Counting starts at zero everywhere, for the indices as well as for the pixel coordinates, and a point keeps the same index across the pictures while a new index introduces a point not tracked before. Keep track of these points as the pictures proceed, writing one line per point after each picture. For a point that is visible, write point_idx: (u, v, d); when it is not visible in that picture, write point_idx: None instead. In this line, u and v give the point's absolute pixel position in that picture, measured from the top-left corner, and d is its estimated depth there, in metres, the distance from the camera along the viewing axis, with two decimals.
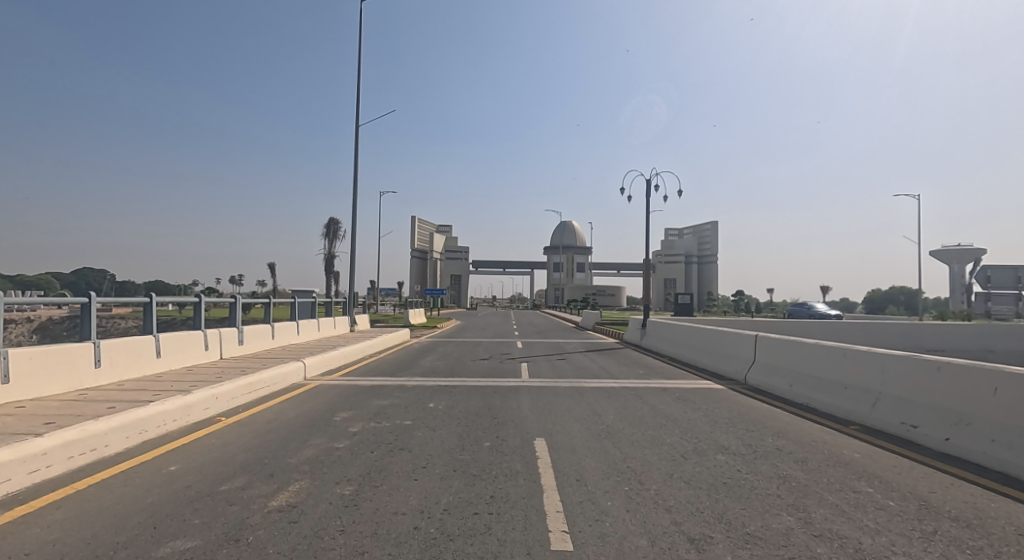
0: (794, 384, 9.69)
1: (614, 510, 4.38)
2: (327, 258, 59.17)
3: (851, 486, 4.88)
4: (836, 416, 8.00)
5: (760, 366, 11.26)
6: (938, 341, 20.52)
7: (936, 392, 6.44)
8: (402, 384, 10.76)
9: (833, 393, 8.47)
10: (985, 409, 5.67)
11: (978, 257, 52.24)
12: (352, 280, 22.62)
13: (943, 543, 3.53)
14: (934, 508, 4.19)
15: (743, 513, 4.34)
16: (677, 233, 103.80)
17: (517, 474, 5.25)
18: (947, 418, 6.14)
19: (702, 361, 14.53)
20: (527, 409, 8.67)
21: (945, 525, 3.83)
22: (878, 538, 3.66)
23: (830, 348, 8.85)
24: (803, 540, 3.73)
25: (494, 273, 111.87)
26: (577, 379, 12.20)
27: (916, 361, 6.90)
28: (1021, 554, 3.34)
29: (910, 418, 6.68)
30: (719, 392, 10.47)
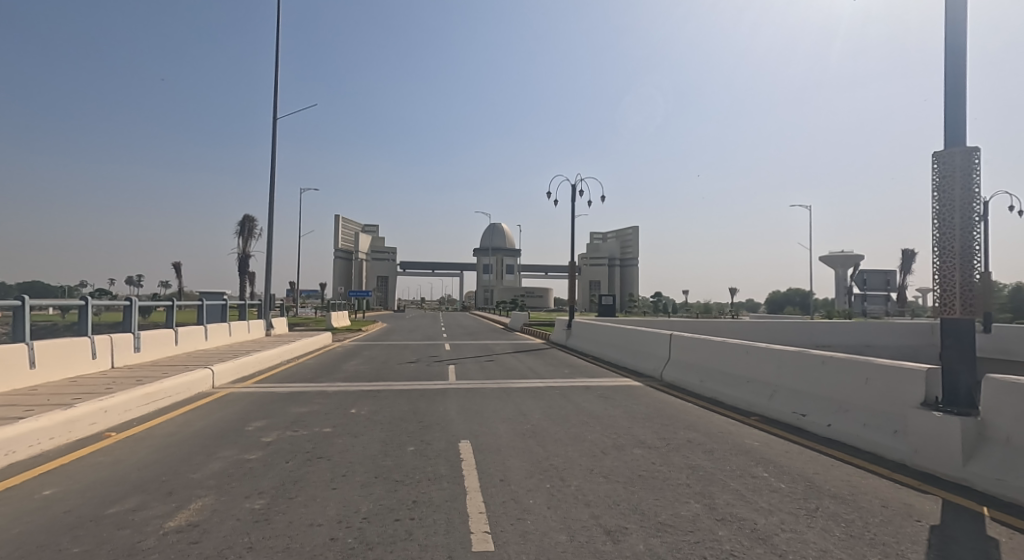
0: (704, 379, 10.33)
1: (536, 507, 4.48)
2: (241, 258, 56.11)
3: (750, 472, 5.29)
4: (740, 408, 8.62)
5: (675, 363, 11.90)
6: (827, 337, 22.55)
7: (821, 383, 7.10)
8: (321, 390, 10.35)
9: (738, 386, 9.13)
10: (860, 397, 6.34)
11: (864, 262, 58.03)
12: (267, 282, 21.48)
13: (823, 518, 3.91)
14: (818, 488, 4.64)
15: (656, 503, 4.58)
16: (602, 237, 107.68)
17: (441, 476, 5.25)
18: (830, 406, 6.81)
19: (623, 359, 15.14)
20: (454, 411, 8.65)
21: (826, 502, 4.25)
22: (771, 517, 4.00)
23: (737, 345, 9.49)
24: (708, 524, 4.01)
25: (421, 274, 110.50)
26: (505, 379, 12.30)
27: (806, 356, 7.57)
28: (885, 524, 3.77)
29: (799, 407, 7.34)
30: (637, 389, 10.96)
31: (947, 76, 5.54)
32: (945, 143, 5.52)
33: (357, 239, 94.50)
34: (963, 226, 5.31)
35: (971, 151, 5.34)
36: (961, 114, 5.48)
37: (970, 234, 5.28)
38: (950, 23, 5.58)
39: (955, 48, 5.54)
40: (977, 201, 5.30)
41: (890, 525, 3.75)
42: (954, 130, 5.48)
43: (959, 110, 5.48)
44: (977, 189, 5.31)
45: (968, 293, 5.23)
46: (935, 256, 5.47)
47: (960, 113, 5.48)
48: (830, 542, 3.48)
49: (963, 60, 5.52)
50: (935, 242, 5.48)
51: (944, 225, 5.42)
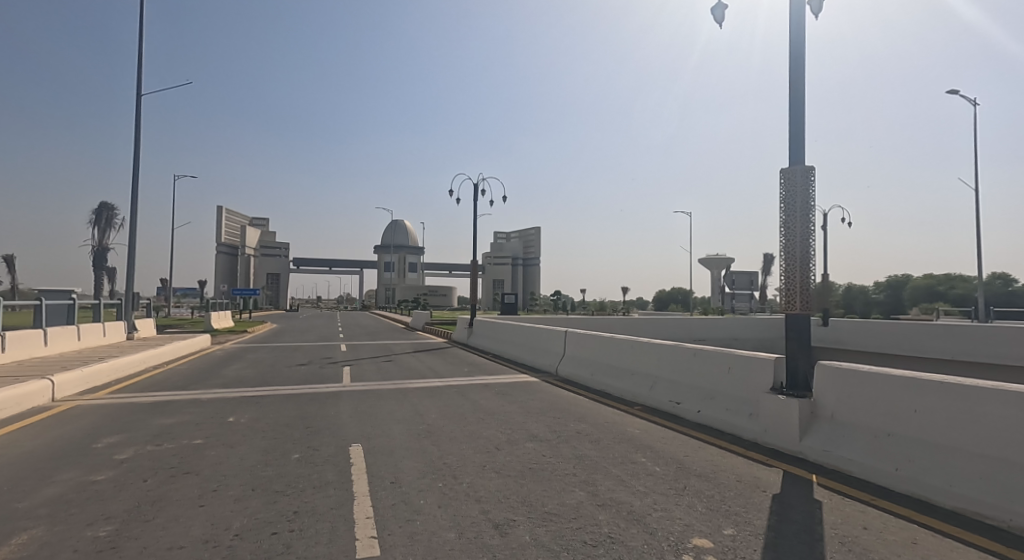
0: (595, 373, 10.83)
1: (427, 508, 4.43)
2: (98, 252, 49.68)
3: (630, 458, 5.64)
4: (625, 399, 9.14)
5: (569, 358, 12.36)
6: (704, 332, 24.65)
7: (693, 373, 7.74)
8: (193, 398, 9.46)
9: (623, 378, 9.68)
10: (724, 384, 6.99)
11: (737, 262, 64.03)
12: (129, 279, 19.22)
13: (690, 495, 4.27)
14: (686, 468, 5.06)
15: (543, 493, 4.72)
16: (504, 236, 109.27)
17: (327, 483, 5.02)
18: (700, 394, 7.44)
19: (521, 356, 15.45)
20: (345, 414, 8.31)
21: (692, 480, 4.65)
22: (645, 499, 4.30)
23: (623, 340, 10.06)
24: (590, 510, 4.21)
25: (313, 271, 104.98)
26: (401, 380, 12.04)
27: (681, 349, 8.19)
28: (738, 496, 4.20)
29: (675, 396, 7.93)
30: (532, 385, 11.24)
31: (792, 100, 6.27)
32: (790, 160, 6.26)
33: (240, 233, 87.54)
34: (803, 233, 6.07)
35: (808, 168, 6.10)
36: (803, 133, 6.24)
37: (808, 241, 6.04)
38: (794, 53, 6.33)
39: (798, 76, 6.30)
40: (814, 212, 6.09)
41: (742, 497, 4.18)
42: (797, 148, 6.23)
43: (801, 130, 6.23)
44: (813, 202, 6.10)
45: (807, 291, 5.99)
46: (782, 259, 6.19)
47: (802, 133, 6.24)
48: (693, 516, 3.80)
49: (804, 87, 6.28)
50: (782, 247, 6.21)
51: (788, 232, 6.16)
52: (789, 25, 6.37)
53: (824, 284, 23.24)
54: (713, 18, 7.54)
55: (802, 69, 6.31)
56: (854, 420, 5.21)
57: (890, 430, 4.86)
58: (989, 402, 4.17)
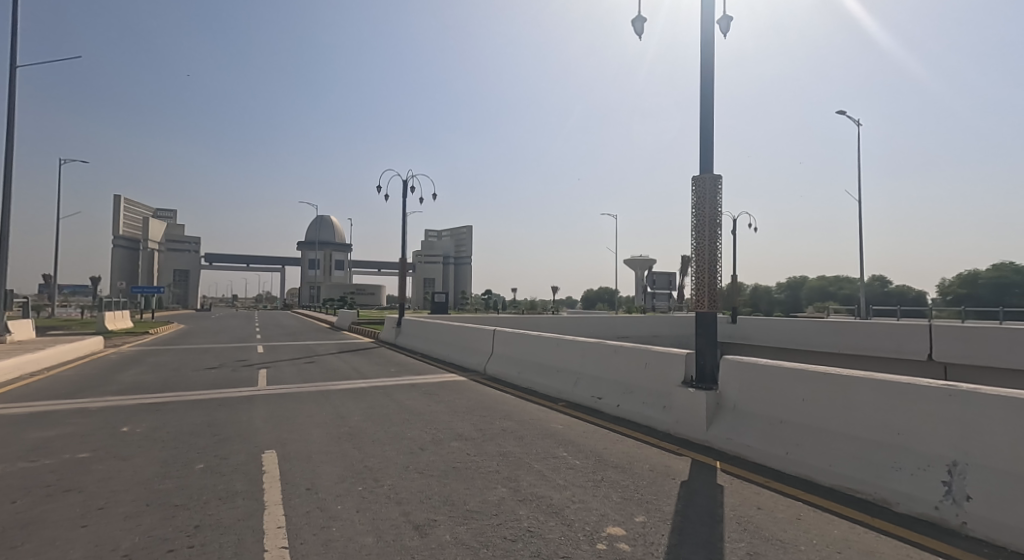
0: (522, 370, 10.95)
1: (344, 513, 4.29)
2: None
3: (552, 453, 5.76)
4: (551, 395, 9.32)
5: (497, 356, 12.42)
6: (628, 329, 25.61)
7: (614, 368, 8.01)
8: (82, 407, 8.61)
9: (549, 375, 9.86)
10: (642, 379, 7.29)
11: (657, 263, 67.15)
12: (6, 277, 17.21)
13: (607, 486, 4.42)
14: (604, 460, 5.24)
15: (466, 492, 4.72)
16: (434, 234, 108.17)
17: (235, 494, 4.74)
18: (619, 388, 7.73)
19: (449, 355, 15.34)
20: (259, 419, 7.88)
21: (609, 472, 4.82)
22: (565, 492, 4.40)
23: (549, 337, 10.23)
24: (511, 505, 4.25)
25: (227, 268, 98.81)
26: (322, 382, 11.59)
27: (603, 346, 8.45)
28: (651, 485, 4.40)
29: (597, 391, 8.18)
30: (459, 384, 11.19)
31: (702, 111, 6.66)
32: (701, 168, 6.64)
33: (143, 227, 80.76)
34: (711, 237, 6.47)
35: (717, 177, 6.51)
36: (712, 143, 6.64)
37: (716, 244, 6.45)
38: (704, 67, 6.72)
39: (707, 89, 6.69)
40: (721, 218, 6.51)
41: (655, 485, 4.39)
42: (707, 157, 6.62)
43: (711, 140, 6.62)
44: (720, 208, 6.51)
45: (714, 291, 6.38)
46: (692, 261, 6.56)
47: (712, 143, 6.64)
48: (608, 506, 3.95)
49: (713, 99, 6.68)
50: (692, 249, 6.59)
51: (698, 235, 6.54)
52: (700, 41, 6.76)
53: (735, 285, 24.82)
54: (633, 30, 7.87)
55: (712, 82, 6.71)
56: (753, 409, 5.64)
57: (783, 418, 5.33)
58: (864, 390, 4.71)
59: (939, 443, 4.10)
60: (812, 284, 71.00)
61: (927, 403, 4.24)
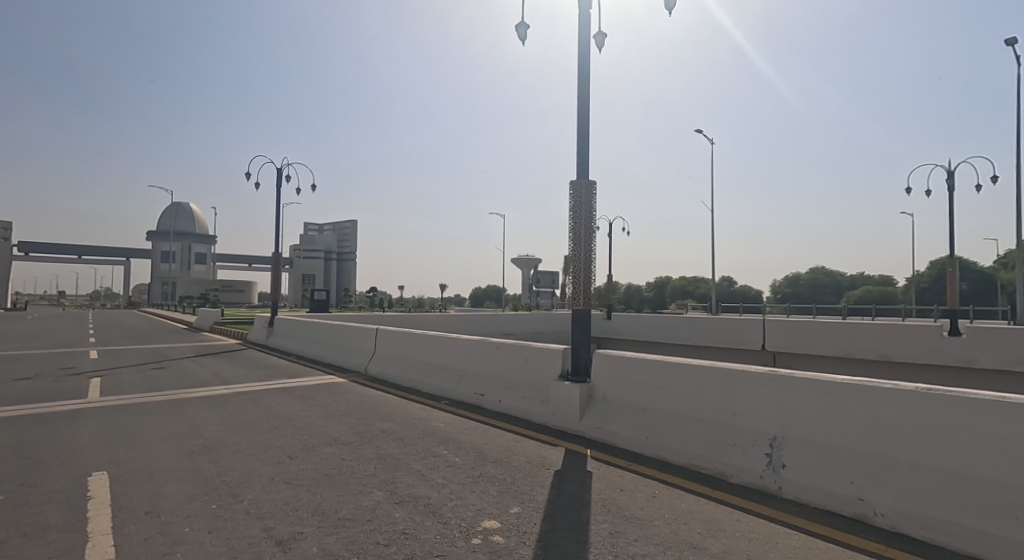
0: (405, 370, 10.69)
1: (192, 536, 3.87)
2: None
3: (432, 452, 5.70)
4: (434, 394, 9.21)
5: (379, 356, 12.01)
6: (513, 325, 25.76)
7: (496, 365, 8.11)
8: None
9: (432, 374, 9.73)
10: (523, 375, 7.47)
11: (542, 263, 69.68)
12: None
13: (485, 481, 4.46)
14: (484, 455, 5.29)
15: (337, 499, 4.49)
16: (314, 228, 102.18)
17: (52, 527, 4.07)
18: (501, 384, 7.84)
19: (328, 356, 14.55)
20: (92, 436, 6.87)
21: (488, 466, 4.87)
22: (443, 490, 4.37)
23: (433, 336, 10.09)
24: (386, 509, 4.12)
25: (59, 261, 85.26)
26: (176, 389, 10.41)
27: (485, 343, 8.52)
28: (527, 476, 4.52)
29: (480, 388, 8.23)
30: (337, 385, 10.65)
31: (580, 119, 6.98)
32: (578, 174, 6.95)
33: None
34: (586, 239, 6.82)
35: (592, 183, 6.87)
36: (588, 149, 6.98)
37: (590, 247, 6.81)
38: (581, 77, 7.06)
39: (584, 97, 7.03)
40: (595, 222, 6.88)
41: (531, 476, 4.51)
42: (583, 163, 6.95)
43: (587, 146, 6.97)
44: (594, 212, 6.88)
45: (589, 290, 6.74)
46: (569, 261, 6.86)
47: (587, 150, 6.99)
48: (483, 500, 4.00)
49: (588, 108, 7.03)
50: (569, 250, 6.89)
51: (575, 237, 6.85)
52: (577, 52, 7.08)
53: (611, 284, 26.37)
54: (517, 35, 8.05)
55: (587, 92, 7.06)
56: (619, 398, 6.05)
57: (643, 404, 5.78)
58: (709, 377, 5.26)
59: (765, 421, 4.74)
60: (677, 284, 77.75)
61: (756, 386, 4.86)
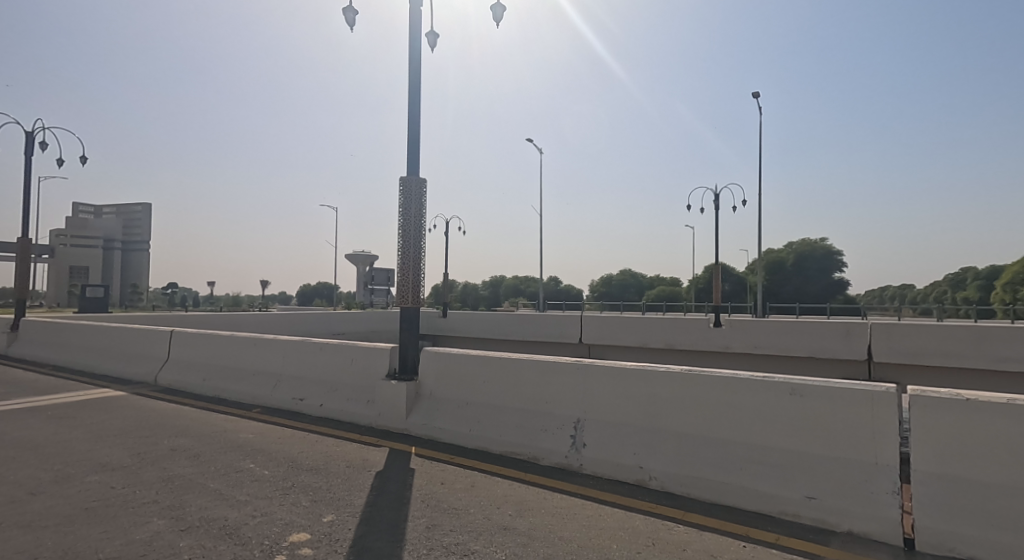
0: (208, 377, 9.54)
1: None
2: None
3: (235, 467, 5.20)
4: (243, 403, 8.39)
5: (175, 362, 10.52)
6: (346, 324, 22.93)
7: (317, 367, 7.68)
8: None
9: (243, 380, 8.85)
10: (346, 376, 7.20)
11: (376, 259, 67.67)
12: None
13: (296, 492, 4.23)
14: (297, 465, 5.01)
15: (101, 537, 3.84)
16: (91, 211, 85.36)
17: None
18: (323, 387, 7.47)
19: (104, 365, 12.28)
20: None
21: (301, 476, 4.63)
22: (244, 509, 4.02)
23: (243, 338, 9.16)
24: (168, 540, 3.65)
25: None
26: None
27: (304, 344, 8.00)
28: (343, 482, 4.41)
29: (298, 393, 7.73)
30: (117, 400, 9.08)
31: (410, 116, 6.95)
32: (407, 171, 6.92)
33: None
34: (415, 237, 6.83)
35: (422, 181, 6.89)
36: (417, 148, 6.99)
37: (419, 245, 6.85)
38: (412, 74, 7.03)
39: (414, 95, 7.02)
40: (425, 220, 6.92)
41: (347, 482, 4.41)
42: (414, 161, 6.95)
43: (416, 145, 6.97)
44: (425, 210, 6.93)
45: (417, 288, 6.77)
46: (398, 259, 6.81)
47: (418, 148, 7.01)
48: (293, 513, 3.79)
49: (418, 106, 7.04)
50: (399, 247, 6.84)
51: (404, 235, 6.82)
52: (408, 50, 7.04)
53: (446, 281, 26.45)
54: (345, 21, 7.72)
55: (418, 90, 7.06)
56: (444, 394, 6.19)
57: (468, 399, 5.99)
58: (526, 369, 5.65)
59: (572, 406, 5.26)
60: (509, 284, 81.43)
61: (565, 375, 5.36)
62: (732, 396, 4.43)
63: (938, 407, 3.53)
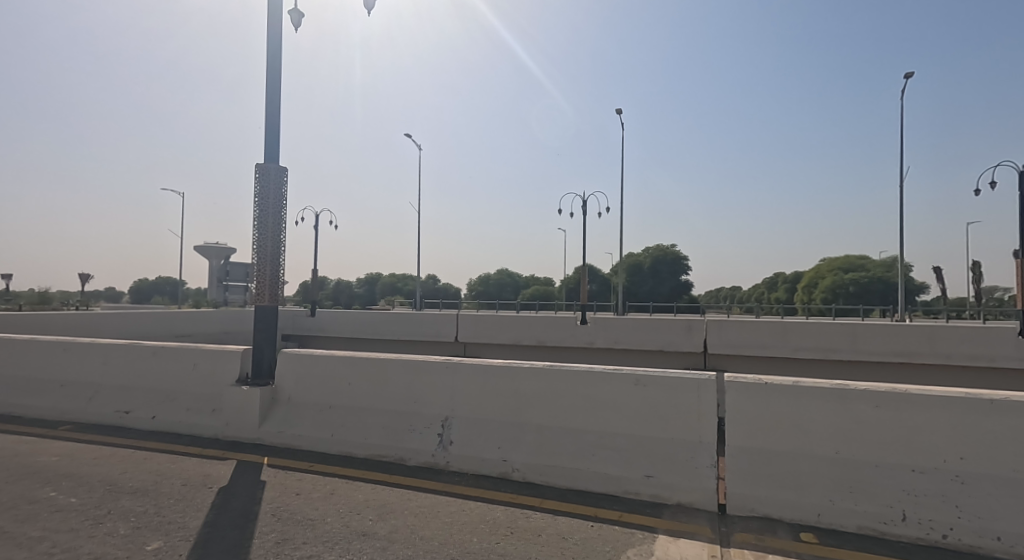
0: None
1: None
2: None
3: (29, 497, 4.38)
4: (47, 420, 7.12)
5: None
6: (190, 325, 20.07)
7: (147, 375, 6.77)
8: None
9: (46, 393, 7.49)
10: (185, 384, 6.46)
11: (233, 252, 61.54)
12: None
13: (113, 520, 3.70)
14: (117, 489, 4.38)
15: None
16: None
17: None
18: (155, 398, 6.62)
19: None
20: None
21: (121, 501, 4.06)
22: (39, 545, 3.39)
23: (47, 343, 7.74)
24: None
25: None
26: None
27: (130, 348, 7.00)
28: (176, 504, 3.96)
29: (125, 404, 6.77)
30: None
31: (269, 99, 6.43)
32: (265, 158, 6.38)
33: None
34: (274, 230, 6.34)
35: (282, 169, 6.40)
36: (277, 134, 6.48)
37: (279, 238, 6.38)
38: (272, 54, 6.51)
39: (274, 77, 6.50)
40: (285, 212, 6.45)
41: (180, 503, 3.96)
42: (274, 147, 6.44)
43: (275, 131, 6.46)
44: (285, 201, 6.46)
45: (275, 285, 6.30)
46: (254, 254, 6.27)
47: (278, 134, 6.50)
48: (107, 544, 3.31)
49: (278, 89, 6.53)
50: (254, 240, 6.30)
51: (261, 227, 6.30)
52: (268, 27, 6.51)
53: (315, 278, 24.82)
54: None
55: (278, 71, 6.54)
56: (304, 399, 5.84)
57: (331, 403, 5.71)
58: (392, 369, 5.53)
59: (439, 405, 5.25)
60: (385, 281, 78.98)
61: (433, 374, 5.34)
62: (588, 388, 4.73)
63: (745, 391, 4.16)
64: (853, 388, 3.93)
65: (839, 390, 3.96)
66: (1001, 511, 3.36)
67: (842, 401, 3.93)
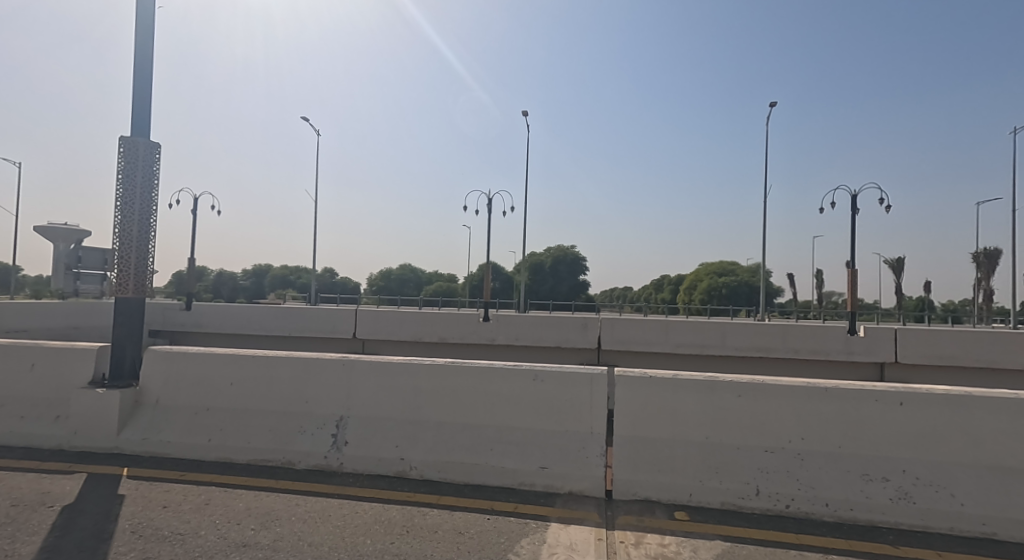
0: None
1: None
2: None
3: None
4: None
5: None
6: (25, 318, 17.16)
7: None
8: None
9: None
10: (19, 387, 5.56)
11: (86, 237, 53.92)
12: None
13: None
14: None
15: None
16: None
17: None
18: None
19: None
20: None
21: None
22: None
23: None
24: None
25: None
26: None
27: None
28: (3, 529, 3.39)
29: None
30: None
31: (138, 64, 5.73)
32: (132, 130, 5.68)
33: None
34: (141, 213, 5.67)
35: (152, 144, 5.74)
36: (147, 104, 5.79)
37: (147, 222, 5.70)
38: (142, 13, 5.81)
39: (144, 38, 5.81)
40: (156, 193, 5.79)
41: (9, 528, 3.40)
42: (143, 119, 5.75)
43: (145, 100, 5.77)
44: (156, 180, 5.80)
45: (141, 275, 5.63)
46: (113, 238, 5.55)
47: (148, 104, 5.81)
48: None
49: (149, 53, 5.84)
50: (116, 224, 5.58)
51: (125, 208, 5.59)
52: None
53: (190, 268, 22.51)
54: None
55: (149, 33, 5.85)
56: (175, 401, 5.28)
57: (207, 405, 5.22)
58: (279, 367, 5.17)
59: (331, 404, 5.01)
60: (274, 274, 73.89)
61: (323, 371, 5.08)
62: (485, 384, 4.76)
63: (631, 384, 4.41)
64: (721, 379, 4.32)
65: (709, 381, 4.32)
66: (830, 481, 3.90)
67: (710, 391, 4.31)
